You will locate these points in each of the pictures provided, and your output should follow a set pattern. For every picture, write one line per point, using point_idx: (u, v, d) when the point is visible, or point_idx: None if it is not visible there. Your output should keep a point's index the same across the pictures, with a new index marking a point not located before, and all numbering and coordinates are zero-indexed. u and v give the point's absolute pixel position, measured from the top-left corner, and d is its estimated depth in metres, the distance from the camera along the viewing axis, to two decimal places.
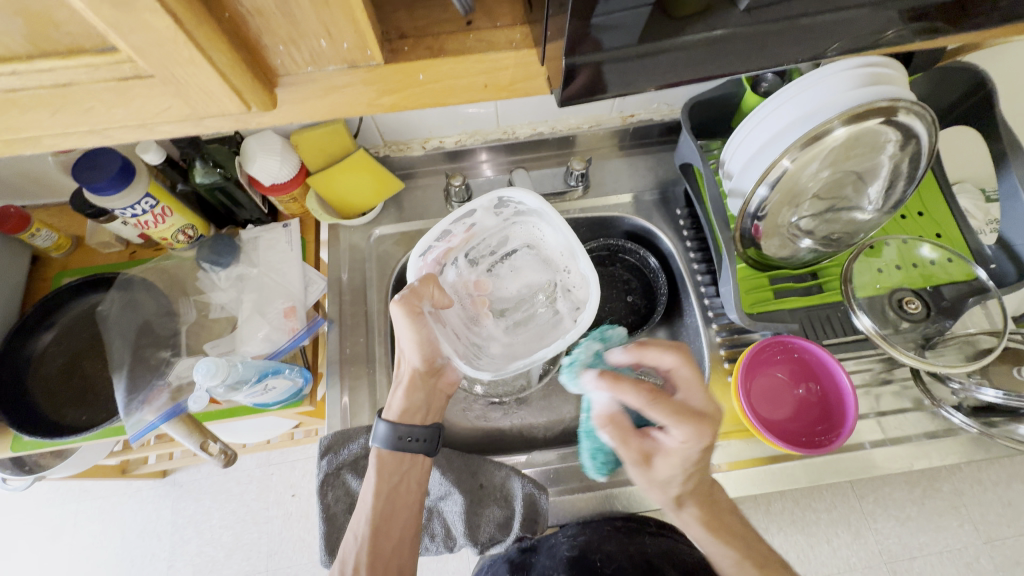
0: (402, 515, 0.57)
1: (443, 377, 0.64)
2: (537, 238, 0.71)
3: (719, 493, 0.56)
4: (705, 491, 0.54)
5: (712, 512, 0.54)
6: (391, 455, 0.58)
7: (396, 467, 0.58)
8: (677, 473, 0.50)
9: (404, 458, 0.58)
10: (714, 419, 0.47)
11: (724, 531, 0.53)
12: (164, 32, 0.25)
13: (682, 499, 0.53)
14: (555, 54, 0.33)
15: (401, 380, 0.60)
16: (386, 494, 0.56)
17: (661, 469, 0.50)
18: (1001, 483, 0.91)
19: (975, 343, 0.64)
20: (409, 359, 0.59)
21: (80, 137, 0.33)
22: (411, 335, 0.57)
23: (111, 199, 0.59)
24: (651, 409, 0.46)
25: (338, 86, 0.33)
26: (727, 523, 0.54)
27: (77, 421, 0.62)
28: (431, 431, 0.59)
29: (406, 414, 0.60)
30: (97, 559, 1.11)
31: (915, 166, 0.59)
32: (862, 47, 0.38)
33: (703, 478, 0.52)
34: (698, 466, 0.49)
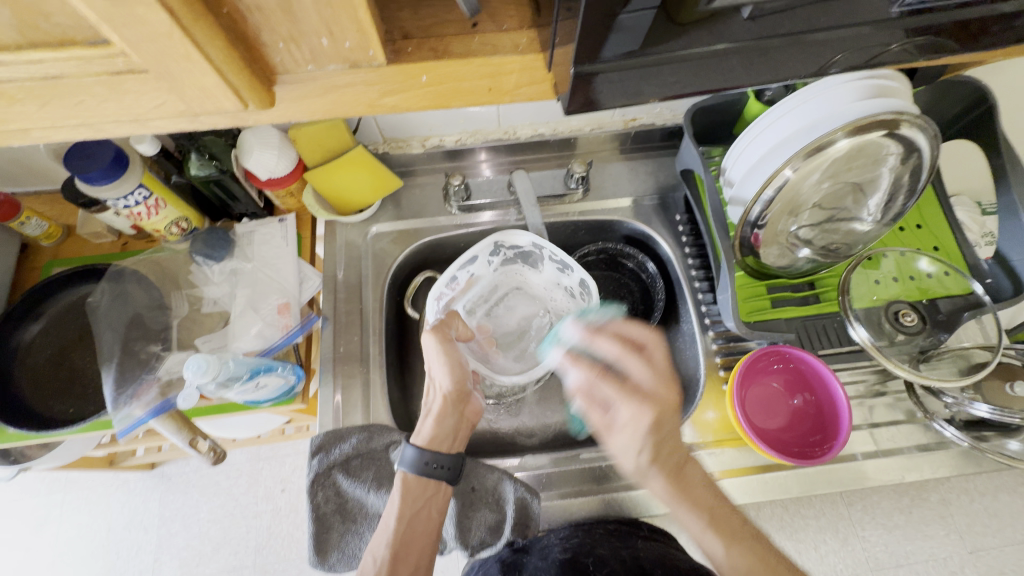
0: (421, 543, 0.54)
1: (470, 404, 0.63)
2: (523, 278, 0.77)
3: (694, 467, 0.53)
4: (677, 463, 0.52)
5: (683, 486, 0.51)
6: (417, 481, 0.56)
7: (420, 492, 0.56)
8: (634, 445, 0.51)
9: (429, 485, 0.57)
10: (662, 401, 0.51)
11: (693, 499, 0.51)
12: (159, 27, 0.24)
13: (650, 472, 0.52)
14: (563, 59, 0.32)
15: (431, 407, 0.59)
16: (408, 519, 0.54)
17: (620, 441, 0.51)
18: (987, 494, 0.92)
19: (968, 356, 0.64)
20: (440, 383, 0.59)
21: (70, 130, 0.32)
22: (442, 358, 0.59)
23: (102, 190, 0.58)
24: (625, 359, 0.54)
25: (339, 85, 0.33)
26: (702, 500, 0.51)
27: (64, 414, 0.61)
28: (455, 459, 0.58)
29: (435, 441, 0.58)
30: (82, 550, 1.10)
31: (916, 179, 0.59)
32: (871, 58, 0.37)
33: (669, 444, 0.52)
34: (657, 434, 0.50)
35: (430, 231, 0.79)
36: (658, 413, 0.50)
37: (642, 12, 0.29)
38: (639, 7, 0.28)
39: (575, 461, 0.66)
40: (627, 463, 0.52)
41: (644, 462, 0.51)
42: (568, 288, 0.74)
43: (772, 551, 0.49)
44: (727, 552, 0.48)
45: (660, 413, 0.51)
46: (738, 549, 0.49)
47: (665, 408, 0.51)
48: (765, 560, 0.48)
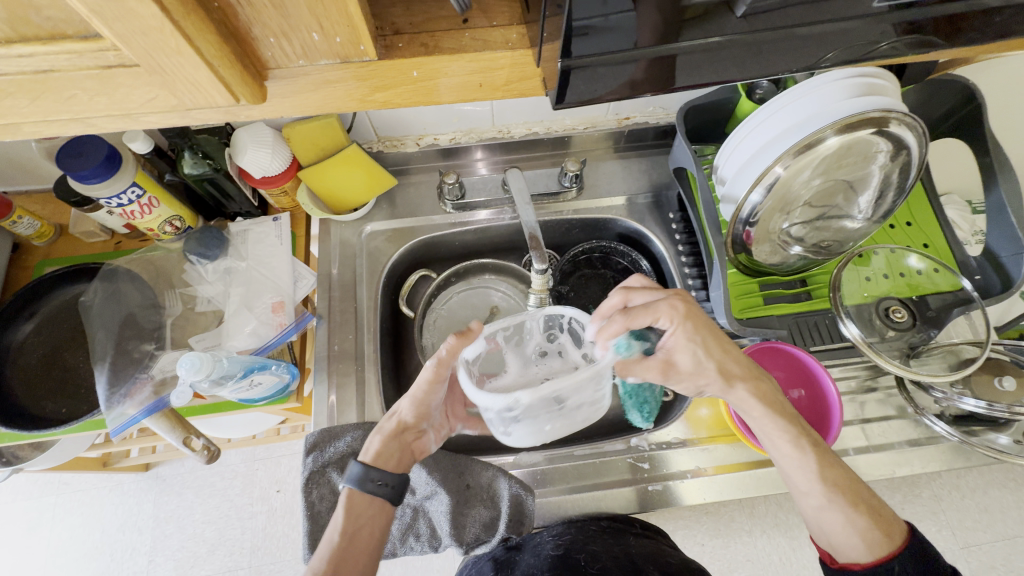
0: (361, 565, 0.48)
1: (420, 441, 0.59)
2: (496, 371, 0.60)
3: (773, 380, 0.54)
4: (744, 366, 0.54)
5: (761, 384, 0.53)
6: (363, 496, 0.52)
7: (364, 509, 0.51)
8: (696, 352, 0.52)
9: (373, 503, 0.52)
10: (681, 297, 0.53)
11: (783, 411, 0.51)
12: (151, 21, 0.24)
13: (727, 386, 0.53)
14: (552, 55, 0.32)
15: (383, 425, 0.56)
16: (349, 534, 0.49)
17: (684, 360, 0.53)
18: (978, 489, 0.93)
19: (958, 352, 0.65)
20: (401, 410, 0.56)
21: (63, 125, 0.32)
22: (418, 390, 0.55)
23: (96, 188, 0.58)
24: (632, 295, 0.55)
25: (330, 80, 0.33)
26: (780, 402, 0.52)
27: (56, 414, 0.61)
28: (401, 480, 0.54)
29: (379, 459, 0.55)
30: (76, 553, 1.09)
31: (905, 177, 0.59)
32: (859, 52, 0.37)
33: (726, 352, 0.53)
34: (700, 335, 0.52)
35: (425, 229, 0.79)
36: (689, 310, 0.52)
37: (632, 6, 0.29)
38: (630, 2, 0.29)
39: (570, 458, 0.66)
40: (704, 381, 0.54)
41: (716, 373, 0.53)
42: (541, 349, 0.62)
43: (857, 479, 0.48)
44: (820, 470, 0.48)
45: (691, 309, 0.53)
46: (828, 465, 0.48)
47: (693, 307, 0.53)
48: (849, 477, 0.48)
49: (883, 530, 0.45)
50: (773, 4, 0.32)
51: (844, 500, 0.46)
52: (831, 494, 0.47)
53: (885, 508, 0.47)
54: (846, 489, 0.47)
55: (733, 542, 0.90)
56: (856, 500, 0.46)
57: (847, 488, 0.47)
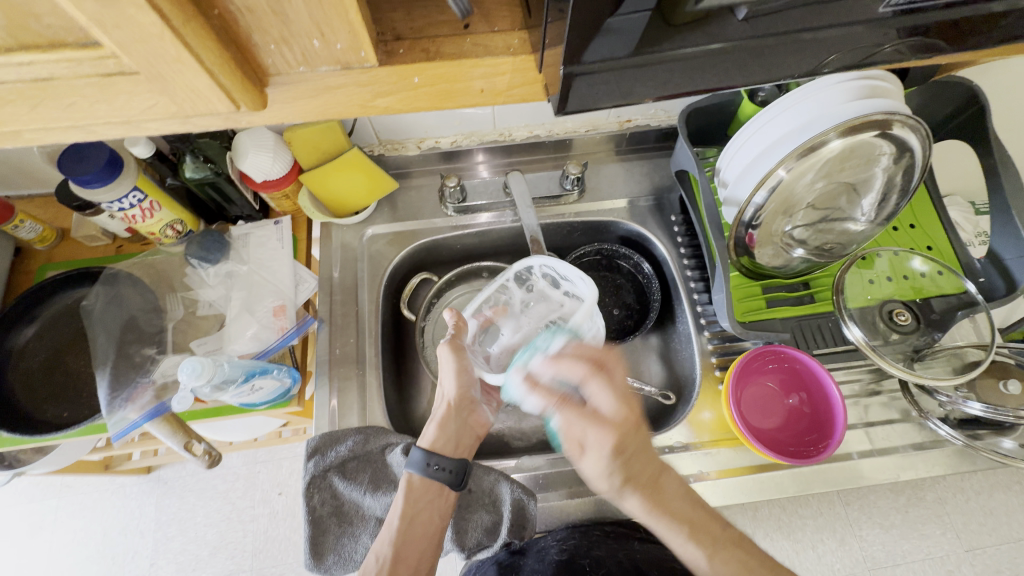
0: (423, 545, 0.54)
1: (474, 415, 0.64)
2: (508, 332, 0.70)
3: (672, 476, 0.53)
4: (651, 479, 0.52)
5: (658, 500, 0.52)
6: (419, 484, 0.57)
7: (422, 495, 0.56)
8: (601, 470, 0.51)
9: (431, 488, 0.57)
10: (621, 421, 0.51)
11: (671, 514, 0.51)
12: (150, 29, 0.24)
13: (624, 491, 0.51)
14: (553, 61, 0.32)
15: (436, 413, 0.61)
16: (409, 519, 0.54)
17: (593, 464, 0.51)
18: (983, 492, 0.92)
19: (962, 356, 0.64)
20: (446, 392, 0.61)
21: (63, 132, 0.32)
22: (452, 367, 0.61)
23: (98, 192, 0.58)
24: (592, 380, 0.54)
25: (331, 86, 0.33)
26: (679, 512, 0.52)
27: (57, 418, 0.61)
28: (460, 462, 0.58)
29: (439, 445, 0.59)
30: (78, 556, 1.09)
31: (908, 180, 0.59)
32: (864, 57, 0.37)
33: (637, 464, 0.51)
34: (622, 458, 0.51)
35: (426, 232, 0.78)
36: (619, 438, 0.51)
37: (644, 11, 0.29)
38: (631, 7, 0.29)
39: (572, 461, 0.65)
40: (602, 483, 0.52)
41: (619, 481, 0.51)
42: (528, 301, 0.72)
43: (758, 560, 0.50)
44: (710, 562, 0.49)
45: (621, 437, 0.51)
46: (717, 556, 0.49)
47: (628, 435, 0.51)
48: (745, 565, 0.49)
49: None
50: (777, 8, 0.32)
51: None
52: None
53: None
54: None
55: None
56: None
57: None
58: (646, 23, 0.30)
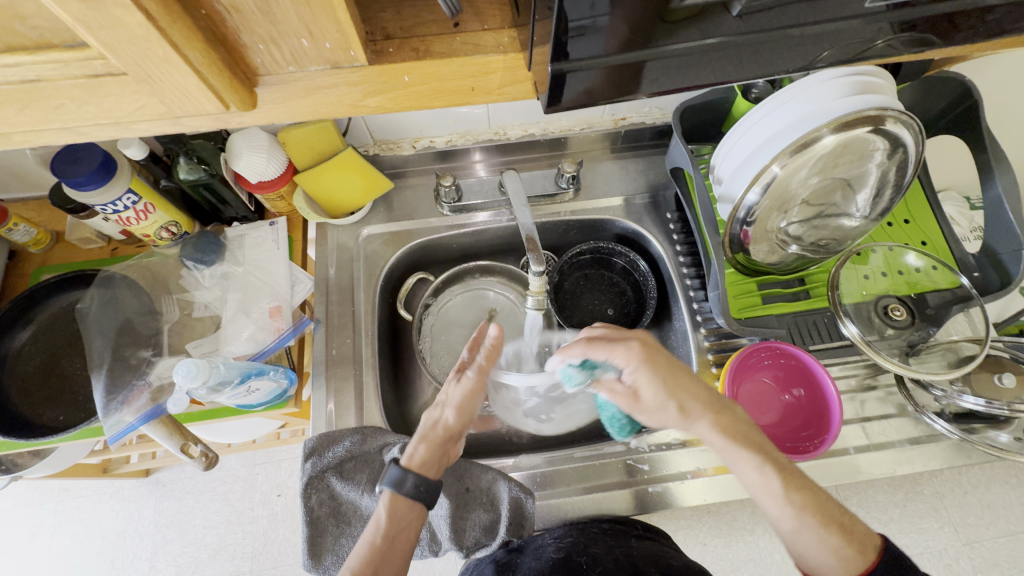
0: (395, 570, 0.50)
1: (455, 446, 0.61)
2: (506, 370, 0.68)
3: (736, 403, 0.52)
4: (716, 404, 0.51)
5: (729, 423, 0.50)
6: (404, 504, 0.53)
7: (406, 514, 0.53)
8: (662, 397, 0.49)
9: (414, 509, 0.54)
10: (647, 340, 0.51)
11: (745, 438, 0.49)
12: (137, 29, 0.24)
13: (690, 414, 0.49)
14: (542, 59, 0.32)
15: (427, 433, 0.58)
16: (389, 539, 0.51)
17: (648, 394, 0.49)
18: (979, 486, 0.93)
19: (957, 350, 0.64)
20: (447, 417, 0.59)
21: (53, 134, 0.32)
22: (465, 399, 0.59)
23: (91, 194, 0.57)
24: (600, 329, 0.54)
25: (321, 86, 0.33)
26: (754, 439, 0.49)
27: (54, 421, 0.60)
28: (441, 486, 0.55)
29: (422, 466, 0.56)
30: (77, 560, 1.09)
31: (902, 175, 0.59)
32: (854, 53, 0.37)
33: (692, 389, 0.50)
34: (661, 372, 0.49)
35: (422, 232, 0.79)
36: (647, 350, 0.50)
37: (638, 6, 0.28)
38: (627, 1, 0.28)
39: (570, 460, 0.66)
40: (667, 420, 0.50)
41: (679, 410, 0.49)
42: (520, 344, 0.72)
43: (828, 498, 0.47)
44: (787, 491, 0.46)
45: (651, 350, 0.50)
46: (794, 486, 0.46)
47: (650, 349, 0.50)
48: (819, 497, 0.46)
49: (857, 548, 0.44)
50: (772, 3, 0.31)
51: (815, 523, 0.45)
52: (804, 516, 0.45)
53: (854, 523, 0.45)
54: (819, 512, 0.45)
55: (735, 541, 0.90)
56: (833, 522, 0.45)
57: (819, 509, 0.45)
58: (642, 19, 0.30)
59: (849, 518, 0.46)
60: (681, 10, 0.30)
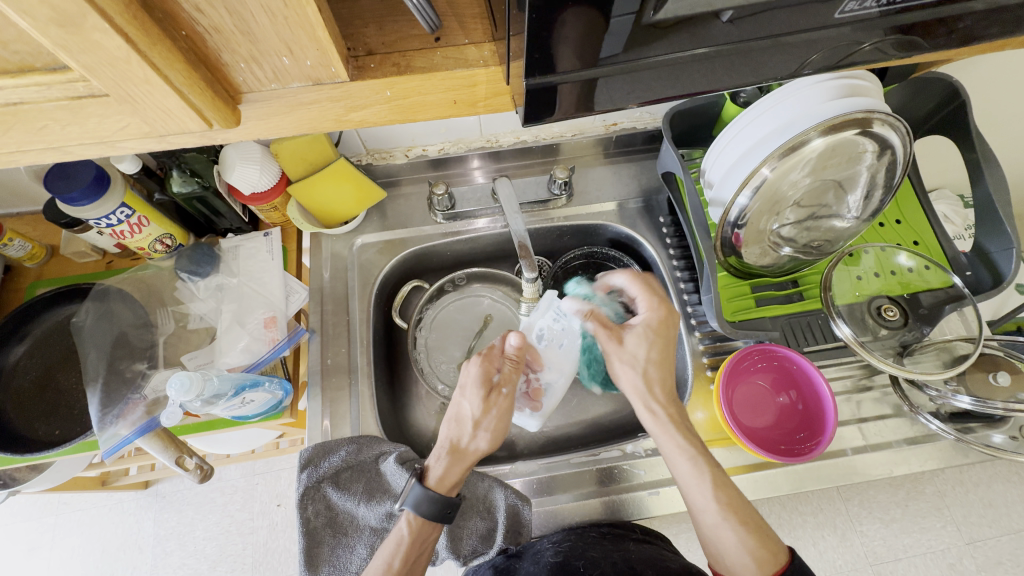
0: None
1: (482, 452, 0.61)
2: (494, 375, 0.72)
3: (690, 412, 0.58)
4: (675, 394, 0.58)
5: (681, 414, 0.56)
6: (428, 526, 0.54)
7: (425, 531, 0.54)
8: (637, 362, 0.58)
9: (433, 525, 0.54)
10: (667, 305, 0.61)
11: (689, 434, 0.55)
12: (116, 53, 0.25)
13: (654, 385, 0.57)
14: (519, 72, 0.32)
15: (455, 454, 0.56)
16: (411, 560, 0.52)
17: (631, 342, 0.59)
18: (981, 484, 0.93)
19: (951, 349, 0.63)
20: (479, 440, 0.57)
21: (39, 154, 0.32)
22: (496, 422, 0.57)
23: (84, 209, 0.58)
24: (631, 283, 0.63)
25: (304, 102, 0.33)
26: (694, 435, 0.55)
27: (49, 436, 0.60)
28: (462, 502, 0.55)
29: (451, 485, 0.55)
30: (78, 573, 1.09)
31: (891, 176, 0.59)
32: (836, 61, 0.37)
33: (664, 368, 0.59)
34: (658, 337, 0.59)
35: (416, 240, 0.79)
36: (665, 317, 0.60)
37: (624, 15, 0.28)
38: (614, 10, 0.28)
39: (567, 465, 0.67)
40: (634, 385, 0.58)
41: (646, 381, 0.57)
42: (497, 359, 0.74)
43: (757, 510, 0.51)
44: (711, 489, 0.51)
45: (661, 321, 0.60)
46: (722, 487, 0.51)
47: (670, 318, 0.61)
48: (740, 496, 0.50)
49: (769, 550, 0.47)
50: (762, 8, 0.31)
51: (733, 522, 0.48)
52: (722, 511, 0.49)
53: (768, 527, 0.49)
54: (739, 512, 0.49)
55: None
56: (749, 522, 0.48)
57: (737, 508, 0.49)
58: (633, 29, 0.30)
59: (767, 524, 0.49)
60: (664, 22, 0.30)
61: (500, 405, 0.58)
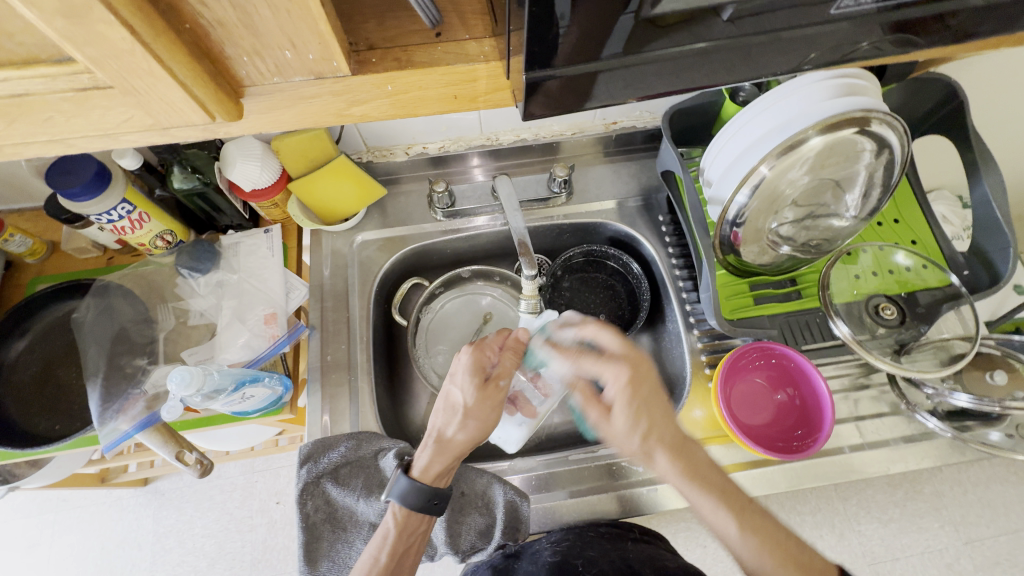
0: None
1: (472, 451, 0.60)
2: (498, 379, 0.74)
3: (698, 447, 0.54)
4: (678, 441, 0.52)
5: (689, 462, 0.51)
6: (416, 516, 0.55)
7: (413, 525, 0.55)
8: (626, 428, 0.52)
9: (423, 520, 0.56)
10: (633, 358, 0.53)
11: (708, 483, 0.50)
12: (121, 44, 0.25)
13: (653, 449, 0.52)
14: (519, 67, 0.32)
15: (440, 447, 0.56)
16: (399, 554, 0.53)
17: (619, 419, 0.52)
18: (979, 484, 0.93)
19: (948, 348, 0.64)
20: (457, 435, 0.56)
21: (41, 146, 0.32)
22: (486, 415, 0.57)
23: (86, 205, 0.58)
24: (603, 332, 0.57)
25: (306, 96, 0.33)
26: (710, 477, 0.51)
27: (50, 431, 0.61)
28: (447, 497, 0.56)
29: (435, 478, 0.56)
30: (77, 570, 1.09)
31: (890, 175, 0.59)
32: (833, 59, 0.37)
33: (659, 424, 0.52)
34: (638, 404, 0.52)
35: (416, 238, 0.79)
36: (634, 376, 0.52)
37: (622, 10, 0.29)
38: (614, 6, 0.28)
39: (567, 462, 0.66)
40: (629, 450, 0.52)
41: (640, 444, 0.52)
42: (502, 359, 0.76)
43: (784, 529, 0.49)
44: (742, 534, 0.48)
45: (637, 376, 0.53)
46: (752, 529, 0.48)
47: (641, 371, 0.53)
48: (776, 536, 0.48)
49: None
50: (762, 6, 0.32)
51: (772, 564, 0.46)
52: (757, 554, 0.47)
53: (810, 560, 0.47)
54: (772, 550, 0.47)
55: None
56: (784, 556, 0.47)
57: (776, 550, 0.47)
58: (632, 24, 0.30)
59: (806, 554, 0.47)
60: (664, 18, 0.30)
61: (494, 398, 0.57)
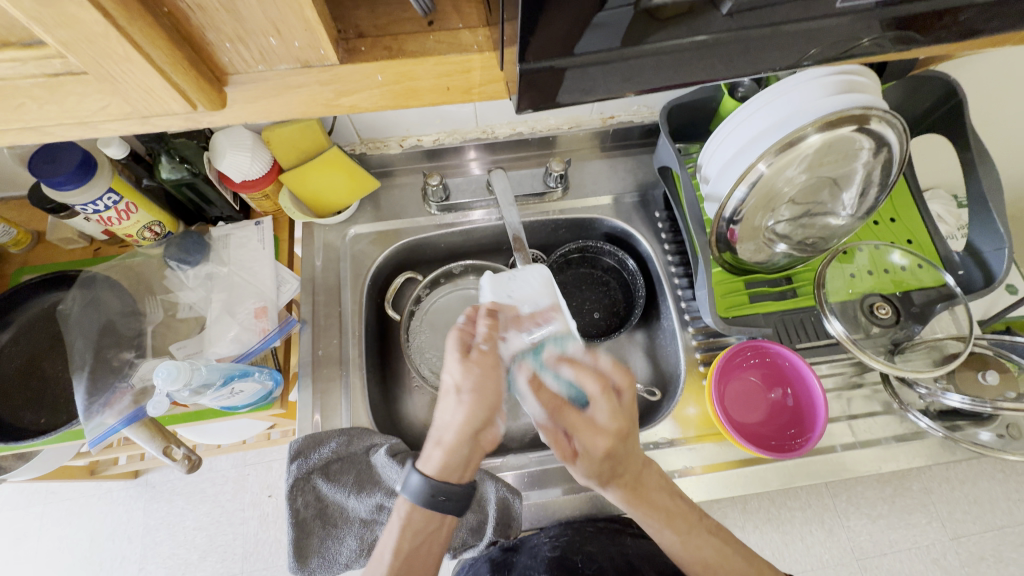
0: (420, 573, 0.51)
1: (491, 432, 0.55)
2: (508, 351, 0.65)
3: (655, 470, 0.56)
4: (634, 476, 0.55)
5: (640, 494, 0.55)
6: (421, 512, 0.52)
7: (424, 525, 0.52)
8: (587, 474, 0.55)
9: (432, 518, 0.52)
10: (619, 430, 0.53)
11: (654, 507, 0.54)
12: (94, 28, 0.24)
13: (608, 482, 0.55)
14: (514, 58, 0.31)
15: (442, 438, 0.53)
16: (405, 554, 0.51)
17: (581, 466, 0.55)
18: (967, 482, 0.94)
19: (941, 348, 0.65)
20: (455, 417, 0.53)
21: (15, 135, 0.31)
22: (482, 384, 0.53)
23: (69, 194, 0.56)
24: (598, 400, 0.53)
25: (292, 85, 0.32)
26: (658, 502, 0.55)
27: (34, 424, 0.59)
28: (467, 490, 0.52)
29: (445, 471, 0.52)
30: (66, 562, 1.08)
31: (887, 174, 0.59)
32: (832, 56, 0.37)
33: (621, 468, 0.54)
34: (608, 465, 0.53)
35: (410, 231, 0.78)
36: (614, 448, 0.53)
37: (618, 5, 0.28)
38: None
39: (559, 459, 0.66)
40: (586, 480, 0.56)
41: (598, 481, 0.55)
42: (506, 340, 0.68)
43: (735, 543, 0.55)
44: (681, 543, 0.53)
45: (616, 445, 0.53)
46: (693, 548, 0.53)
47: (624, 441, 0.53)
48: (725, 551, 0.54)
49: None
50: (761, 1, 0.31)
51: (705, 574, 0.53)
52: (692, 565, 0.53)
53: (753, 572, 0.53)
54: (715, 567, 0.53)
55: None
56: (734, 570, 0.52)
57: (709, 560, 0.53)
58: (628, 17, 0.29)
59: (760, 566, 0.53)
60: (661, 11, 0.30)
61: (483, 364, 0.54)
